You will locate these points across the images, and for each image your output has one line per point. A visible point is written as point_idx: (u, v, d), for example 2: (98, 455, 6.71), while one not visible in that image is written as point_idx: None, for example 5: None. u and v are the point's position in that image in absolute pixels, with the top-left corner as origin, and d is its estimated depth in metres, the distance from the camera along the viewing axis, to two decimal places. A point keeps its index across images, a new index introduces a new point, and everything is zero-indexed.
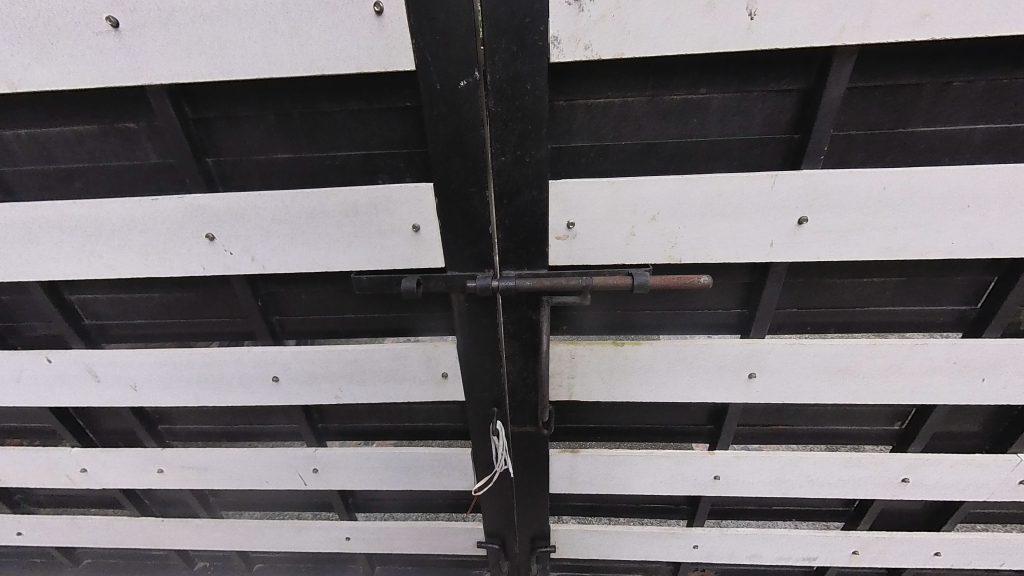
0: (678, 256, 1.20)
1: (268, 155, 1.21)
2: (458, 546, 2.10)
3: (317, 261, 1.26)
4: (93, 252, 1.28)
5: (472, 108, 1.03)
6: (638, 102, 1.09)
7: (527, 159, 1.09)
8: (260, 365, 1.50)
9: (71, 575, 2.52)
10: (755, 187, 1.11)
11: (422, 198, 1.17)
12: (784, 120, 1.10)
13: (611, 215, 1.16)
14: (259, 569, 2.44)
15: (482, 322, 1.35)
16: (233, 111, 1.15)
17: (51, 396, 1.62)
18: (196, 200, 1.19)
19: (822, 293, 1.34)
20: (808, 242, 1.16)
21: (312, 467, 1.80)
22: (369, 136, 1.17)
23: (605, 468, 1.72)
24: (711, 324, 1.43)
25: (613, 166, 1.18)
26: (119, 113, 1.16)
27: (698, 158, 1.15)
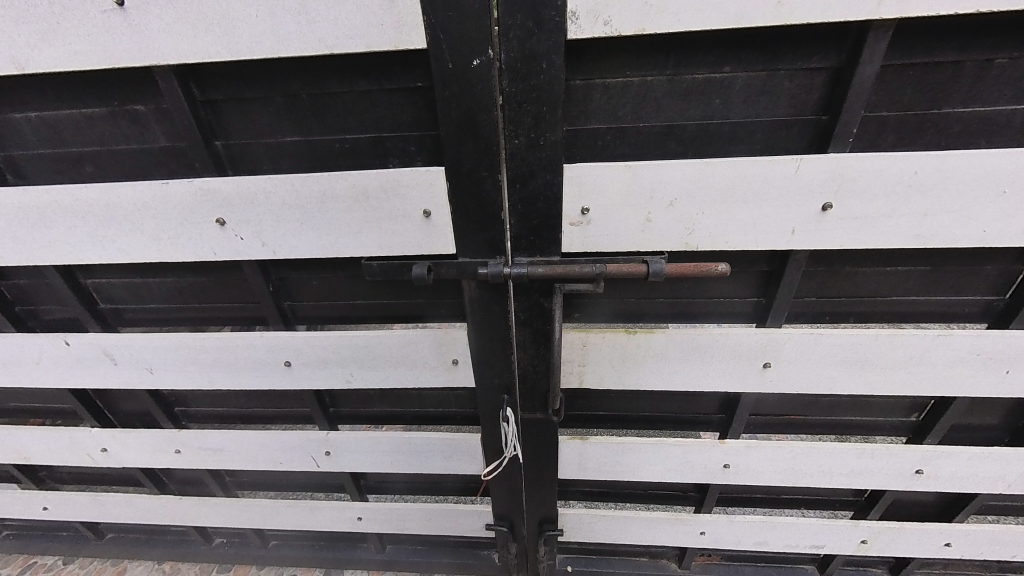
0: (695, 244, 1.17)
1: (278, 138, 1.18)
2: (468, 528, 2.13)
3: (328, 247, 1.25)
4: (106, 237, 1.29)
5: (485, 89, 1.00)
6: (658, 81, 1.05)
7: (542, 142, 1.06)
8: (273, 350, 1.51)
9: (97, 548, 2.63)
10: (778, 171, 1.06)
11: (433, 182, 1.14)
12: (812, 101, 1.05)
13: (627, 200, 1.13)
14: (275, 545, 2.52)
15: (493, 309, 1.34)
16: (241, 92, 1.12)
17: (71, 378, 1.66)
18: (207, 183, 1.18)
19: (843, 281, 1.31)
20: (832, 229, 1.12)
21: (324, 450, 1.82)
22: (379, 118, 1.14)
23: (614, 455, 1.72)
24: (726, 312, 1.41)
25: (630, 149, 1.14)
26: (127, 95, 1.14)
27: (720, 141, 1.10)
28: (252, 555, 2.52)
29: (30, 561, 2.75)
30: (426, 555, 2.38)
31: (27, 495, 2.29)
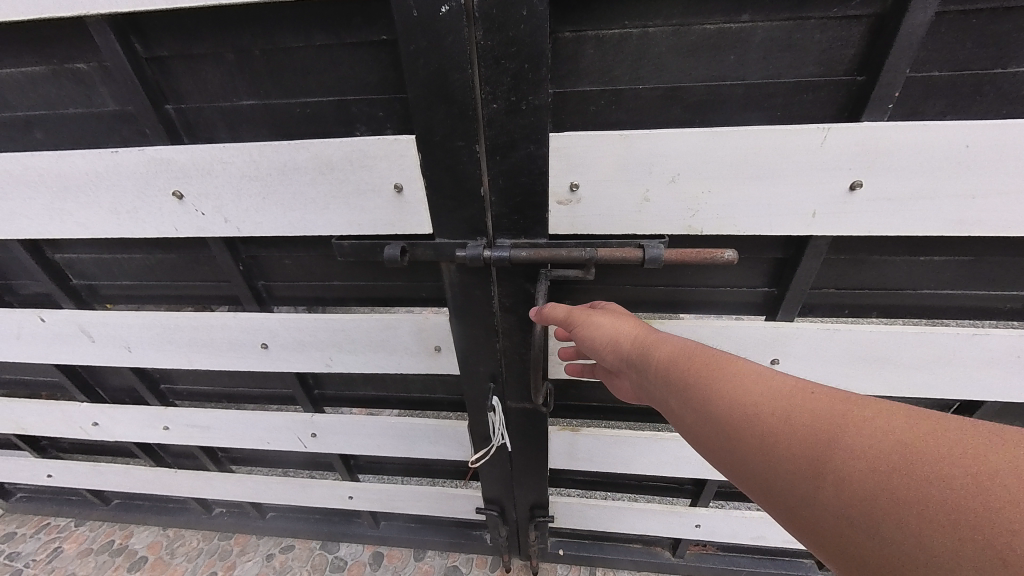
0: (699, 227, 1.04)
1: (233, 102, 1.06)
2: (458, 511, 2.11)
3: (294, 224, 1.15)
4: (62, 210, 1.20)
5: (457, 43, 0.86)
6: (662, 33, 0.88)
7: (523, 106, 0.93)
8: (248, 332, 1.44)
9: (105, 511, 2.74)
10: (800, 143, 0.90)
11: (404, 153, 1.01)
12: (846, 59, 0.88)
13: (621, 176, 0.99)
14: (272, 517, 2.57)
15: (475, 293, 1.24)
16: (188, 47, 0.99)
17: (50, 354, 1.63)
18: (158, 152, 1.07)
19: (867, 272, 1.16)
20: (858, 212, 0.97)
21: (310, 432, 1.79)
22: (341, 79, 1.00)
23: (606, 447, 1.64)
24: (732, 303, 1.28)
25: (628, 116, 0.98)
26: (67, 52, 1.03)
27: (732, 107, 0.94)
28: (250, 525, 2.57)
29: (45, 521, 2.85)
30: (419, 532, 2.40)
31: (31, 463, 2.35)
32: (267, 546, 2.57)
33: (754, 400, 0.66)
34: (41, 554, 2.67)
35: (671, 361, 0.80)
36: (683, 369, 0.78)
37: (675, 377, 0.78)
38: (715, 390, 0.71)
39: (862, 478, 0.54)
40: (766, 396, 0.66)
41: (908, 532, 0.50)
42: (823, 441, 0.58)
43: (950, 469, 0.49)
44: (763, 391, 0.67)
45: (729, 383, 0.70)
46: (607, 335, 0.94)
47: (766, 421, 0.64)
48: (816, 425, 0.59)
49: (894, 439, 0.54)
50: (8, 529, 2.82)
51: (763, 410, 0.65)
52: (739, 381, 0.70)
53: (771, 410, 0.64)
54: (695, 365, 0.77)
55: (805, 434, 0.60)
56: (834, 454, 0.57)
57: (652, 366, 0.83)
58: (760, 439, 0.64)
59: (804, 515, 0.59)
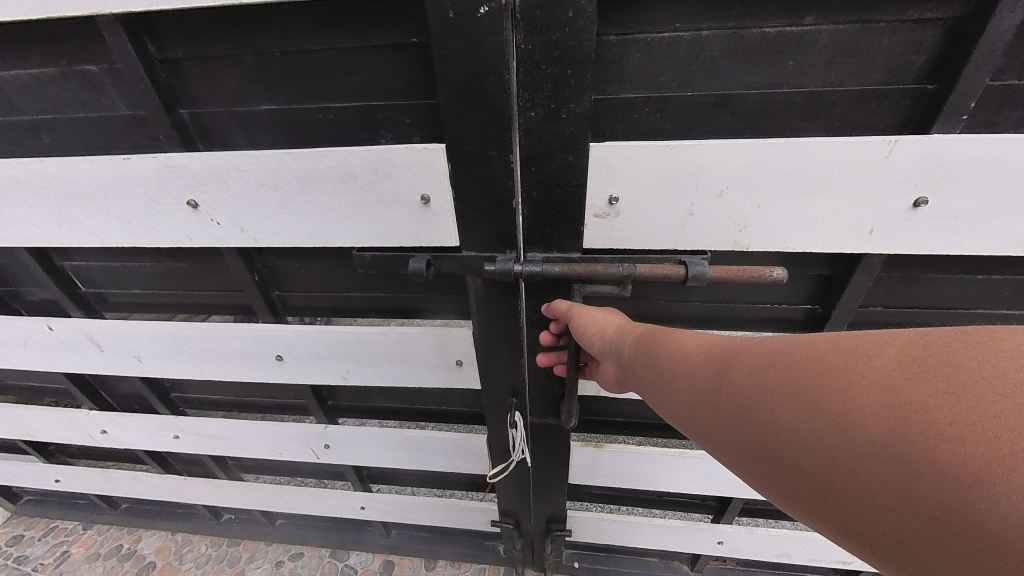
0: (745, 243, 0.98)
1: (251, 107, 1.00)
2: (471, 522, 2.06)
3: (313, 234, 1.09)
4: (71, 218, 1.15)
5: (495, 46, 0.80)
6: (716, 37, 0.81)
7: (563, 115, 0.86)
8: (262, 343, 1.39)
9: (113, 515, 2.71)
10: (863, 156, 0.84)
11: (432, 162, 0.95)
12: (917, 65, 0.81)
13: (665, 188, 0.92)
14: (281, 523, 2.53)
15: (501, 308, 1.18)
16: (203, 48, 0.93)
17: (58, 363, 1.58)
18: (172, 159, 1.02)
19: (920, 291, 1.09)
20: (920, 230, 0.90)
21: (323, 443, 1.74)
22: (367, 84, 0.94)
23: (630, 463, 1.58)
24: (771, 319, 1.22)
25: (673, 125, 0.92)
26: (76, 53, 0.97)
27: (786, 116, 0.88)
28: (260, 531, 2.54)
29: (52, 524, 2.83)
30: (431, 542, 2.35)
31: (39, 468, 2.32)
32: (275, 553, 2.53)
33: (710, 359, 0.62)
34: (48, 558, 2.65)
35: (645, 338, 0.77)
36: (653, 345, 0.74)
37: (646, 352, 0.74)
38: (678, 360, 0.67)
39: (807, 412, 0.47)
40: (720, 351, 0.62)
41: (865, 456, 0.42)
42: (766, 383, 0.52)
43: (886, 379, 0.43)
44: (717, 349, 0.63)
45: (691, 352, 0.66)
46: (598, 325, 0.90)
47: (719, 377, 0.59)
48: (760, 368, 0.54)
49: (824, 364, 0.48)
50: (15, 532, 2.80)
51: (716, 366, 0.60)
52: (701, 348, 0.66)
53: (722, 366, 0.60)
54: (664, 340, 0.73)
55: (750, 380, 0.54)
56: (780, 392, 0.51)
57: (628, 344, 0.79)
58: (717, 399, 0.58)
59: (775, 472, 0.51)
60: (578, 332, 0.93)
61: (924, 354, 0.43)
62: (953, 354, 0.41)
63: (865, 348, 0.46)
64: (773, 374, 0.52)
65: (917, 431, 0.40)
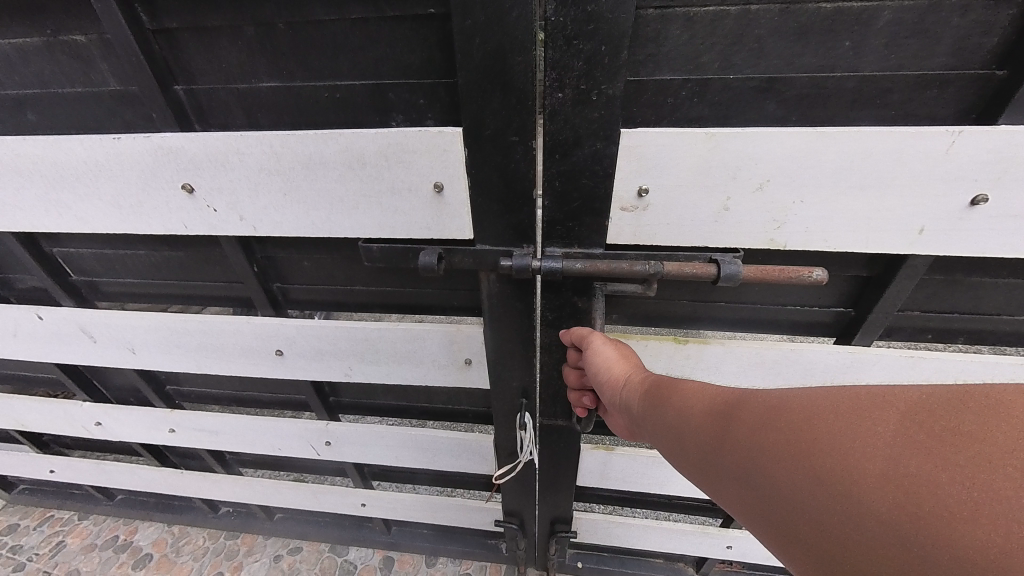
0: (782, 241, 0.91)
1: (252, 84, 0.92)
2: (475, 522, 2.02)
3: (317, 224, 1.02)
4: (59, 202, 1.08)
5: (523, 19, 0.72)
6: (766, 12, 0.73)
7: (594, 97, 0.79)
8: (262, 338, 1.32)
9: (109, 506, 2.68)
10: (920, 148, 0.77)
11: (448, 148, 0.88)
12: (987, 48, 0.73)
13: (700, 180, 0.85)
14: (280, 518, 2.49)
15: (515, 305, 1.11)
16: (200, 17, 0.85)
17: (49, 353, 1.52)
18: (167, 140, 0.94)
19: (962, 296, 1.02)
20: (975, 231, 0.83)
21: (324, 440, 1.68)
22: (378, 60, 0.86)
23: (641, 467, 1.53)
24: (799, 322, 1.15)
25: (711, 112, 0.84)
26: (61, 21, 0.89)
27: (837, 103, 0.81)
28: (258, 525, 2.51)
29: (47, 514, 2.79)
30: (432, 540, 2.32)
31: (32, 459, 2.27)
32: (274, 547, 2.49)
33: (716, 413, 0.63)
34: (43, 548, 2.61)
35: (657, 386, 0.77)
36: (664, 393, 0.74)
37: (656, 400, 0.75)
38: (687, 412, 0.68)
39: (815, 480, 0.48)
40: (724, 407, 0.62)
41: (872, 528, 0.43)
42: (773, 446, 0.53)
43: (895, 447, 0.44)
44: (722, 403, 0.63)
45: (699, 405, 0.67)
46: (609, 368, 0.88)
47: (726, 435, 0.59)
48: (764, 429, 0.55)
49: (824, 425, 0.49)
50: (9, 521, 2.76)
51: (722, 423, 0.61)
52: (708, 400, 0.66)
53: (727, 424, 0.60)
54: (674, 390, 0.73)
55: (757, 442, 0.55)
56: (786, 457, 0.51)
57: (640, 392, 0.79)
58: (726, 459, 0.59)
59: (782, 534, 0.52)
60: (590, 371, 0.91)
61: (932, 420, 0.44)
62: (960, 422, 0.42)
63: (866, 413, 0.47)
64: (779, 437, 0.52)
65: (931, 506, 0.40)
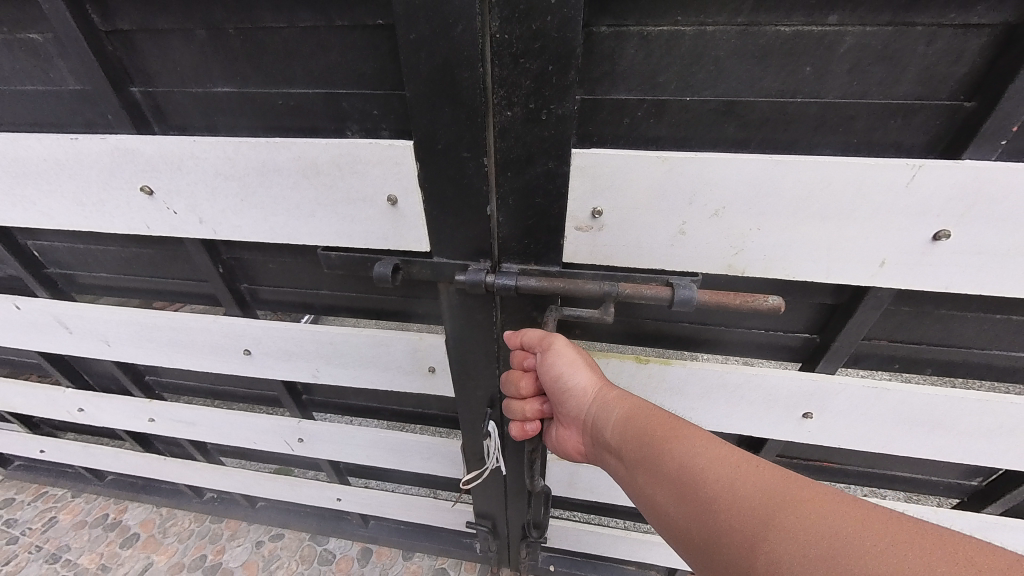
0: (741, 267, 0.88)
1: (208, 88, 0.91)
2: (448, 522, 2.03)
3: (275, 230, 1.01)
4: (25, 198, 1.08)
5: (467, 34, 0.70)
6: (724, 33, 0.70)
7: (544, 116, 0.77)
8: (230, 336, 1.33)
9: (100, 486, 2.75)
10: (881, 179, 0.74)
11: (400, 160, 0.86)
12: (955, 78, 0.69)
13: (656, 203, 0.83)
14: (262, 506, 2.54)
15: (476, 318, 1.09)
16: (151, 19, 0.84)
17: (27, 341, 1.54)
18: (123, 142, 0.94)
19: (931, 327, 0.99)
20: (938, 267, 0.80)
21: (297, 437, 1.69)
22: (330, 68, 0.84)
23: (608, 479, 1.52)
24: (767, 346, 1.13)
25: (670, 133, 0.81)
26: (17, 20, 0.88)
27: (800, 129, 0.77)
28: (241, 512, 2.56)
29: (42, 490, 2.87)
30: (409, 535, 2.34)
31: (23, 438, 2.33)
32: (256, 533, 2.54)
33: (696, 469, 0.66)
34: (37, 523, 2.69)
35: (638, 420, 0.78)
36: (645, 434, 0.75)
37: (636, 441, 0.76)
38: (667, 461, 0.70)
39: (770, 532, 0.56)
40: (704, 467, 0.66)
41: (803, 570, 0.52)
42: (750, 517, 0.58)
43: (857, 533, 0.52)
44: (703, 460, 0.66)
45: (682, 456, 0.68)
46: (581, 391, 0.86)
47: (704, 492, 0.64)
48: (746, 502, 0.60)
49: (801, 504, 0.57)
50: (7, 495, 2.85)
51: (701, 483, 0.64)
52: (692, 451, 0.68)
53: (706, 485, 0.64)
54: (656, 430, 0.75)
55: (735, 510, 0.60)
56: (759, 524, 0.58)
57: (613, 425, 0.81)
58: (700, 514, 0.64)
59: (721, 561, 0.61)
60: (552, 378, 0.88)
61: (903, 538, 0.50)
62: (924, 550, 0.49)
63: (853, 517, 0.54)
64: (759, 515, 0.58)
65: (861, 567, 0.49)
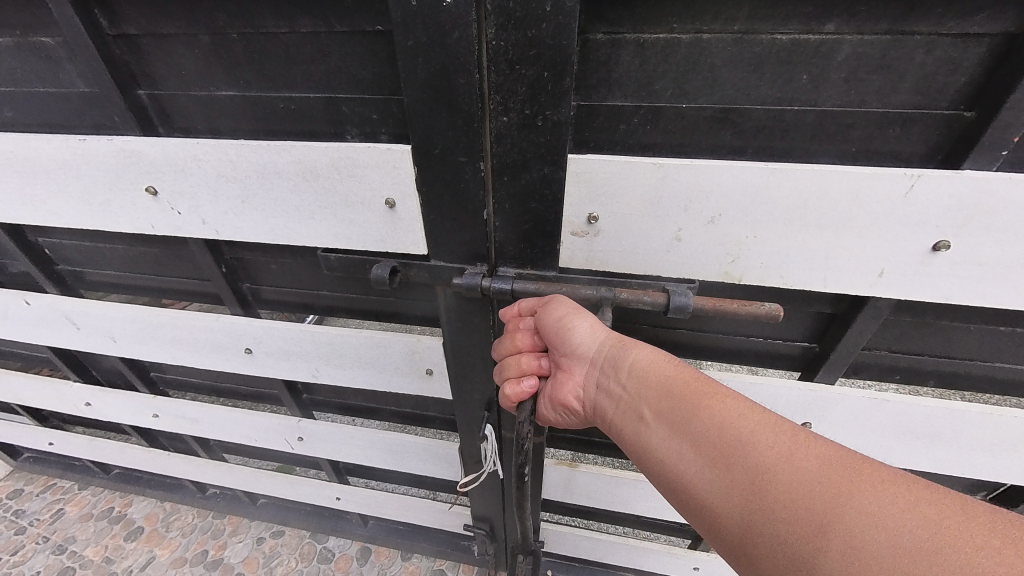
0: (737, 275, 0.87)
1: (211, 91, 0.93)
2: (446, 524, 2.04)
3: (276, 232, 1.03)
4: (34, 197, 1.11)
5: (464, 41, 0.70)
6: (719, 42, 0.70)
7: (539, 122, 0.77)
8: (232, 335, 1.35)
9: (105, 480, 2.79)
10: (879, 189, 0.73)
11: (397, 165, 0.87)
12: (954, 87, 0.69)
13: (651, 210, 0.83)
14: (262, 503, 2.56)
15: (472, 321, 1.10)
16: (157, 24, 0.86)
17: (35, 336, 1.57)
18: (129, 143, 0.96)
19: (932, 338, 0.98)
20: (938, 278, 0.79)
21: (297, 436, 1.71)
22: (330, 74, 0.85)
23: (605, 484, 1.52)
24: (765, 354, 1.12)
25: (666, 140, 0.82)
26: (29, 24, 0.91)
27: (797, 137, 0.77)
28: (242, 509, 2.58)
29: (50, 481, 2.92)
30: (407, 536, 2.35)
31: (32, 431, 2.38)
32: (257, 530, 2.57)
33: (731, 426, 0.65)
34: (44, 514, 2.74)
35: (662, 378, 0.77)
36: (670, 394, 0.74)
37: (662, 397, 0.75)
38: (697, 417, 0.69)
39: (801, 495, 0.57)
40: (741, 431, 0.65)
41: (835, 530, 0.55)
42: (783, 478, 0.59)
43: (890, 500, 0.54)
44: (739, 418, 0.66)
45: (716, 413, 0.68)
46: (590, 339, 0.84)
47: (737, 451, 0.64)
48: (780, 462, 0.60)
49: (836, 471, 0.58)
50: (15, 486, 2.91)
51: (735, 440, 0.64)
52: (723, 412, 0.67)
53: (741, 442, 0.64)
54: (683, 388, 0.74)
55: (769, 470, 0.60)
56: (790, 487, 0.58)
57: (634, 381, 0.79)
58: (724, 478, 0.64)
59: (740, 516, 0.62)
60: (556, 327, 0.84)
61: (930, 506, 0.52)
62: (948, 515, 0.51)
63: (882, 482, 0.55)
64: (789, 486, 0.58)
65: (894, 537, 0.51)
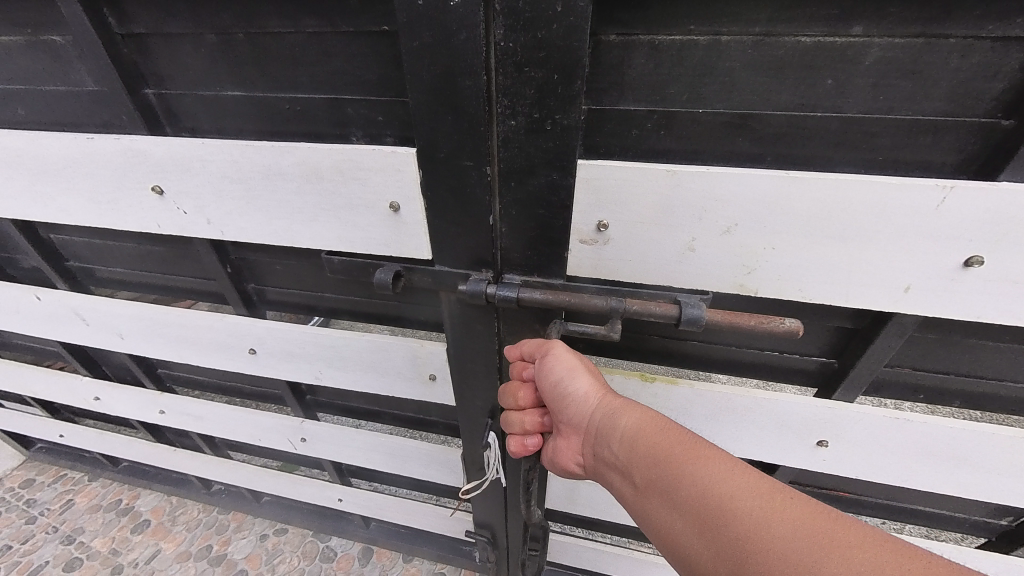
0: (753, 287, 0.84)
1: (217, 91, 0.92)
2: (447, 529, 2.02)
3: (279, 233, 1.01)
4: (44, 194, 1.12)
5: (471, 43, 0.68)
6: (738, 44, 0.66)
7: (548, 126, 0.74)
8: (235, 335, 1.34)
9: (114, 472, 2.83)
10: (907, 201, 0.69)
11: (401, 168, 0.85)
12: (991, 94, 0.64)
13: (663, 218, 0.80)
14: (266, 501, 2.57)
15: (477, 328, 1.07)
16: (164, 24, 0.85)
17: (46, 331, 1.59)
18: (135, 142, 0.95)
19: (958, 356, 0.93)
20: (968, 295, 0.74)
21: (300, 437, 1.71)
22: (335, 75, 0.84)
23: (609, 495, 1.48)
24: (779, 368, 1.08)
25: (679, 146, 0.78)
26: (39, 23, 0.91)
27: (818, 144, 0.73)
28: (246, 505, 2.60)
29: (61, 472, 2.97)
30: (408, 539, 2.34)
31: (44, 423, 2.42)
32: (260, 527, 2.58)
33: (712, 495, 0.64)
34: (55, 504, 2.79)
35: (647, 439, 0.76)
36: (656, 457, 0.73)
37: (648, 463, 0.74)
38: (681, 486, 0.68)
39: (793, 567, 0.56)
40: (725, 493, 0.64)
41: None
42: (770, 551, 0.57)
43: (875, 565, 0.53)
44: (719, 486, 0.65)
45: (696, 482, 0.67)
46: (583, 399, 0.86)
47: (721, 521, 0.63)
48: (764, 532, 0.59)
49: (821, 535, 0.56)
50: (28, 475, 2.97)
51: (719, 510, 0.63)
52: (704, 478, 0.66)
53: (724, 512, 0.63)
54: (667, 450, 0.73)
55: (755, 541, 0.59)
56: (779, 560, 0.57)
57: (621, 444, 0.79)
58: (717, 546, 0.63)
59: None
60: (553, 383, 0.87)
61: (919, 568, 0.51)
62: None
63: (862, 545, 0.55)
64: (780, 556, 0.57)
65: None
